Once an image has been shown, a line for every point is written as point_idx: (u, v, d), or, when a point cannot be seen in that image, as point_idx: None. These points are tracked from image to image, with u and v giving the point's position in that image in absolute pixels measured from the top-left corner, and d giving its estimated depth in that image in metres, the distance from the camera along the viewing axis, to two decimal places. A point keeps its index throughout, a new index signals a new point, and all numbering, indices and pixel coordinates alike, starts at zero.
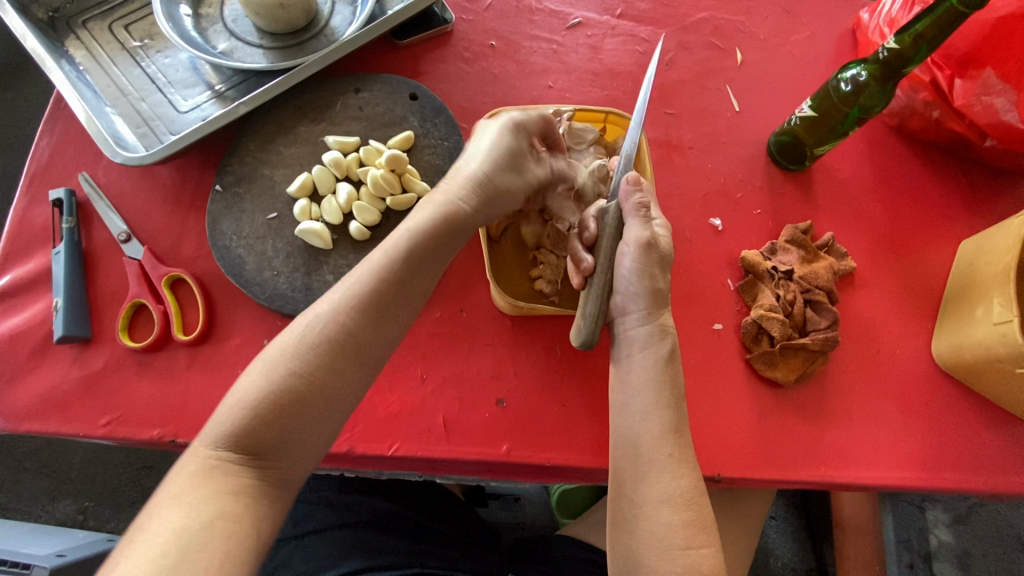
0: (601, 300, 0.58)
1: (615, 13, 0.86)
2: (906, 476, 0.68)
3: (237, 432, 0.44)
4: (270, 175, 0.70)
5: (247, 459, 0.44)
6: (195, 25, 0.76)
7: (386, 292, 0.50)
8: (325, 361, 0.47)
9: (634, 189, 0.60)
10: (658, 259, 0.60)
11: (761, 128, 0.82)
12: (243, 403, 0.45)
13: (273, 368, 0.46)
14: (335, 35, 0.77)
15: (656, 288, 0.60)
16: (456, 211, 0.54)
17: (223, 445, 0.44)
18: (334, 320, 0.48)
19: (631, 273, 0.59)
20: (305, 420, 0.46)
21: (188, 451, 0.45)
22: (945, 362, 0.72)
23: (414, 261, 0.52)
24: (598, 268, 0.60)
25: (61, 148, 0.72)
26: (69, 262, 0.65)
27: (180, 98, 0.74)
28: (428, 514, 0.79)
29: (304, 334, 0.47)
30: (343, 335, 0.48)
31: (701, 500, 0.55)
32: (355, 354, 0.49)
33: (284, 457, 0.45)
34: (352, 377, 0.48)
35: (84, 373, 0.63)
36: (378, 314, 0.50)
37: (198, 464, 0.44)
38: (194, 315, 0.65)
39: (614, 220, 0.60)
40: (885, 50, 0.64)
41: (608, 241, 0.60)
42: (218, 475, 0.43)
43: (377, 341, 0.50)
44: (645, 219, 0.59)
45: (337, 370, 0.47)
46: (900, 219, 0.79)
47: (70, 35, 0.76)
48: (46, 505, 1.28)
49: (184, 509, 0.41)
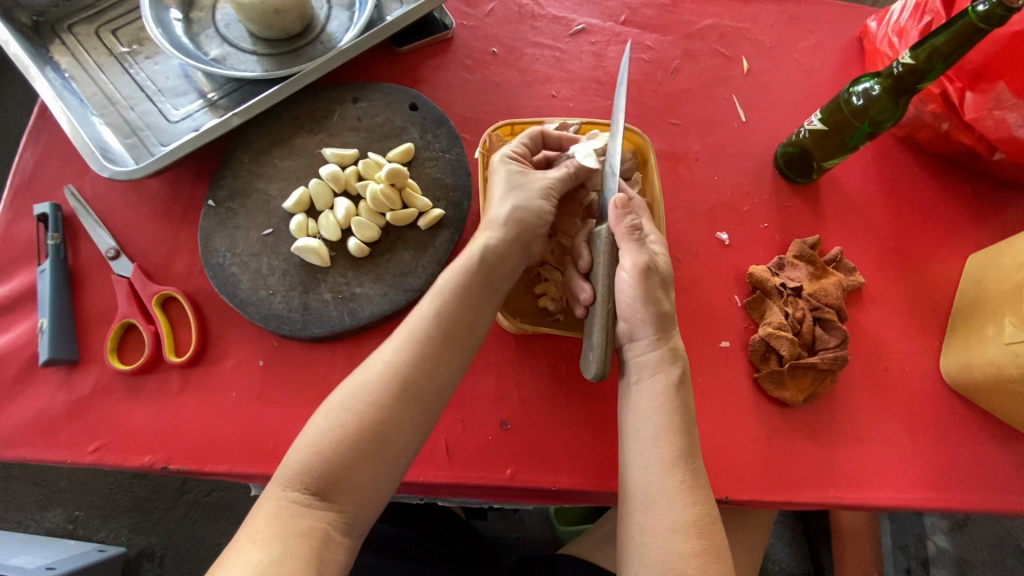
0: (606, 329, 0.57)
1: (619, 19, 0.84)
2: (916, 497, 0.67)
3: (304, 476, 0.49)
4: (266, 189, 0.67)
5: (314, 501, 0.48)
6: (186, 30, 0.73)
7: (434, 343, 0.54)
8: (381, 409, 0.51)
9: (623, 213, 0.58)
10: (659, 281, 0.59)
11: (768, 139, 0.80)
12: (313, 448, 0.49)
13: (337, 416, 0.51)
14: (332, 41, 0.74)
15: (662, 311, 0.59)
16: (488, 263, 0.58)
17: (293, 487, 0.48)
18: (390, 371, 0.53)
19: (633, 299, 0.58)
20: (365, 466, 0.50)
21: (263, 494, 0.49)
22: (953, 380, 0.70)
23: (458, 313, 0.56)
24: (598, 296, 0.58)
25: (47, 159, 0.69)
26: (56, 280, 0.63)
27: (170, 107, 0.71)
28: (428, 535, 0.78)
29: (363, 385, 0.52)
30: (398, 384, 0.52)
31: (714, 528, 0.54)
32: (409, 402, 0.52)
33: (347, 501, 0.49)
34: (407, 425, 0.52)
35: (72, 396, 0.61)
36: (429, 364, 0.54)
37: (270, 506, 0.48)
38: (187, 335, 0.63)
39: (606, 245, 0.59)
40: (899, 64, 0.62)
41: (605, 267, 0.58)
42: (286, 516, 0.47)
43: (430, 391, 0.53)
44: (639, 243, 0.59)
45: (393, 418, 0.51)
46: (909, 232, 0.77)
47: (55, 40, 0.73)
48: (35, 514, 1.25)
49: (260, 545, 0.45)
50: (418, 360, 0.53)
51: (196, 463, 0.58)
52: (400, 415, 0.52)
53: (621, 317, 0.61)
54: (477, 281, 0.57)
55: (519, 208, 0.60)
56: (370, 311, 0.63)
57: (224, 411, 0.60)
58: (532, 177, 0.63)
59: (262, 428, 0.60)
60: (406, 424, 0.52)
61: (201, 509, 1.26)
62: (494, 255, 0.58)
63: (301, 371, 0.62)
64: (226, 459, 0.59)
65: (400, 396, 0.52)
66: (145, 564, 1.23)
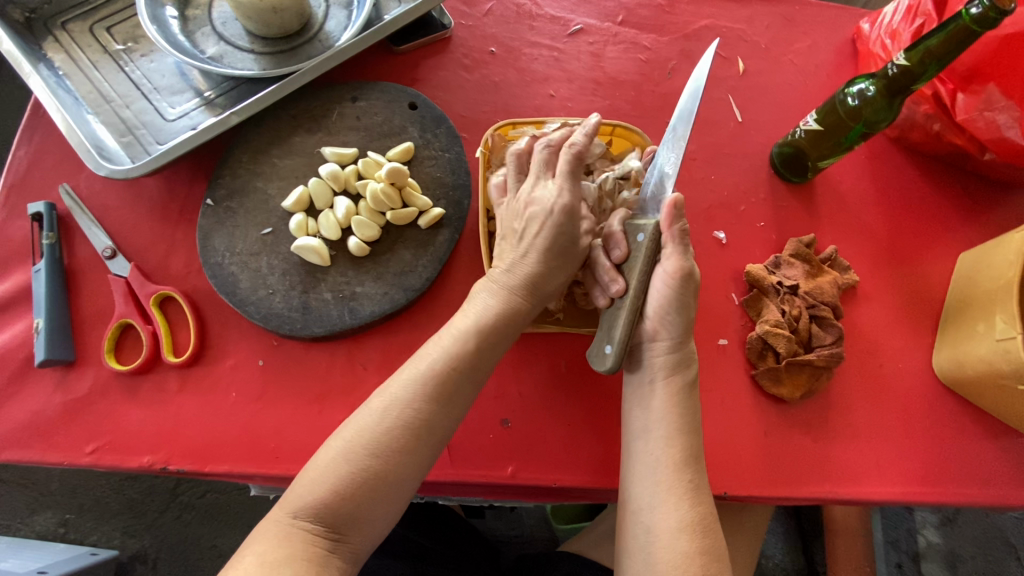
0: (631, 327, 0.57)
1: (617, 20, 0.84)
2: (909, 491, 0.68)
3: (316, 507, 0.48)
4: (265, 188, 0.67)
5: (324, 533, 0.48)
6: (182, 28, 0.72)
7: (453, 378, 0.54)
8: (401, 442, 0.51)
9: (677, 215, 0.55)
10: (694, 288, 0.59)
11: (764, 139, 0.81)
12: (326, 480, 0.49)
13: (350, 449, 0.50)
14: (329, 40, 0.74)
15: (689, 317, 0.59)
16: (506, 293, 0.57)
17: (304, 515, 0.48)
18: (408, 407, 0.52)
19: (666, 301, 0.58)
20: (376, 499, 0.50)
21: (268, 521, 0.49)
22: (946, 376, 0.71)
23: (475, 351, 0.55)
24: (630, 291, 0.57)
25: (40, 158, 0.68)
26: (51, 279, 0.62)
27: (167, 105, 0.70)
28: (430, 534, 0.79)
29: (380, 419, 0.51)
30: (416, 419, 0.52)
31: (723, 540, 0.55)
32: (426, 438, 0.52)
33: (356, 531, 0.49)
34: (421, 459, 0.52)
35: (68, 397, 0.60)
36: (446, 400, 0.53)
37: (277, 532, 0.47)
38: (185, 335, 0.63)
39: (651, 242, 0.57)
40: (893, 66, 0.63)
41: (644, 261, 0.57)
42: (296, 546, 0.47)
43: (444, 424, 0.53)
44: (685, 247, 0.57)
45: (409, 452, 0.51)
46: (902, 231, 0.79)
47: (48, 37, 0.72)
48: (25, 517, 1.23)
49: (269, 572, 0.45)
50: (438, 395, 0.53)
51: (195, 464, 0.58)
52: (415, 452, 0.52)
53: (646, 315, 0.60)
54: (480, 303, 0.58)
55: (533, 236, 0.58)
56: (370, 311, 0.63)
57: (223, 411, 0.60)
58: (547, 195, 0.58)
59: (262, 428, 0.60)
60: (421, 461, 0.52)
61: (194, 511, 1.25)
62: (514, 285, 0.58)
63: (300, 370, 0.62)
64: (225, 459, 0.58)
65: (418, 433, 0.52)
66: (138, 567, 1.22)
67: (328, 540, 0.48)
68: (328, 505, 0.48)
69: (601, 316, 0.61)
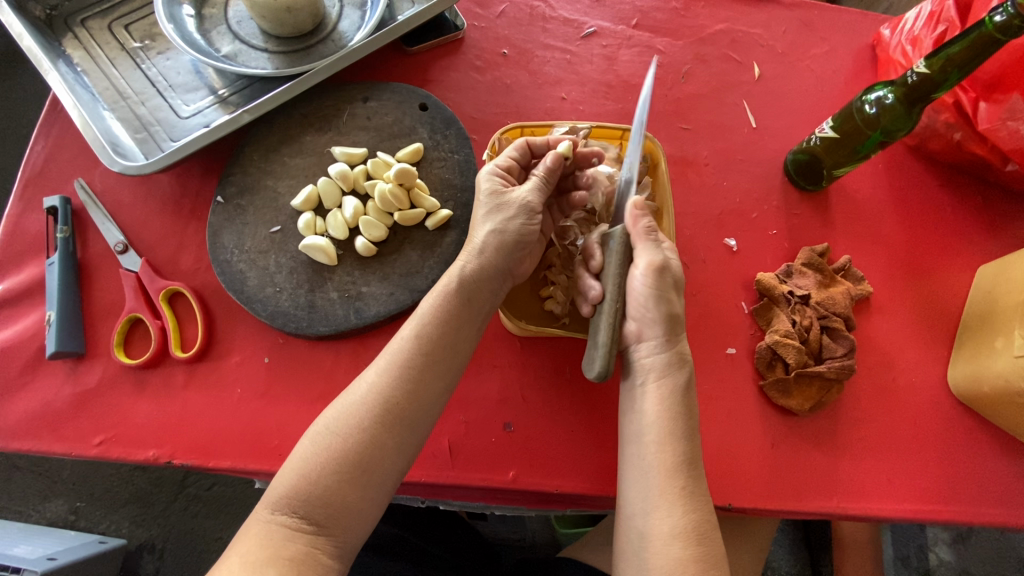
0: (613, 329, 0.55)
1: (631, 23, 0.84)
2: (920, 508, 0.66)
3: (292, 499, 0.49)
4: (274, 186, 0.67)
5: (304, 525, 0.48)
6: (198, 27, 0.73)
7: (418, 365, 0.54)
8: (373, 430, 0.51)
9: (641, 213, 0.57)
10: (672, 282, 0.58)
11: (779, 146, 0.80)
12: (300, 470, 0.50)
13: (320, 440, 0.51)
14: (342, 40, 0.74)
15: (672, 313, 0.58)
16: (465, 285, 0.57)
17: (282, 509, 0.48)
18: (372, 393, 0.53)
19: (646, 299, 0.57)
20: (352, 488, 0.50)
21: (249, 521, 0.49)
22: (961, 392, 0.70)
23: (437, 336, 0.56)
24: (607, 295, 0.56)
25: (57, 153, 0.69)
26: (64, 273, 0.63)
27: (181, 102, 0.71)
28: (430, 538, 0.78)
29: (348, 406, 0.53)
30: (382, 404, 0.52)
31: (713, 535, 0.53)
32: (396, 425, 0.52)
33: (337, 525, 0.49)
34: (392, 446, 0.52)
35: (78, 389, 0.61)
36: (414, 387, 0.54)
37: (257, 530, 0.48)
38: (193, 330, 0.63)
39: (621, 244, 0.57)
40: (914, 73, 0.62)
41: (617, 265, 0.56)
42: (274, 540, 0.47)
43: (416, 410, 0.53)
44: (656, 243, 0.57)
45: (378, 439, 0.51)
46: (919, 242, 0.77)
47: (68, 34, 0.74)
48: (37, 504, 1.26)
49: (249, 567, 0.45)
50: (406, 380, 0.54)
51: (199, 459, 0.59)
52: (385, 439, 0.52)
53: (631, 317, 0.60)
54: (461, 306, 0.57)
55: (500, 233, 0.59)
56: (375, 311, 0.63)
57: (228, 407, 0.60)
58: (511, 194, 0.60)
59: (267, 425, 0.60)
60: (392, 448, 0.52)
61: (202, 503, 1.27)
62: (475, 279, 0.57)
63: (305, 369, 0.62)
64: (229, 455, 0.59)
65: (385, 418, 0.52)
66: (145, 557, 1.24)
67: (308, 532, 0.48)
68: (305, 497, 0.49)
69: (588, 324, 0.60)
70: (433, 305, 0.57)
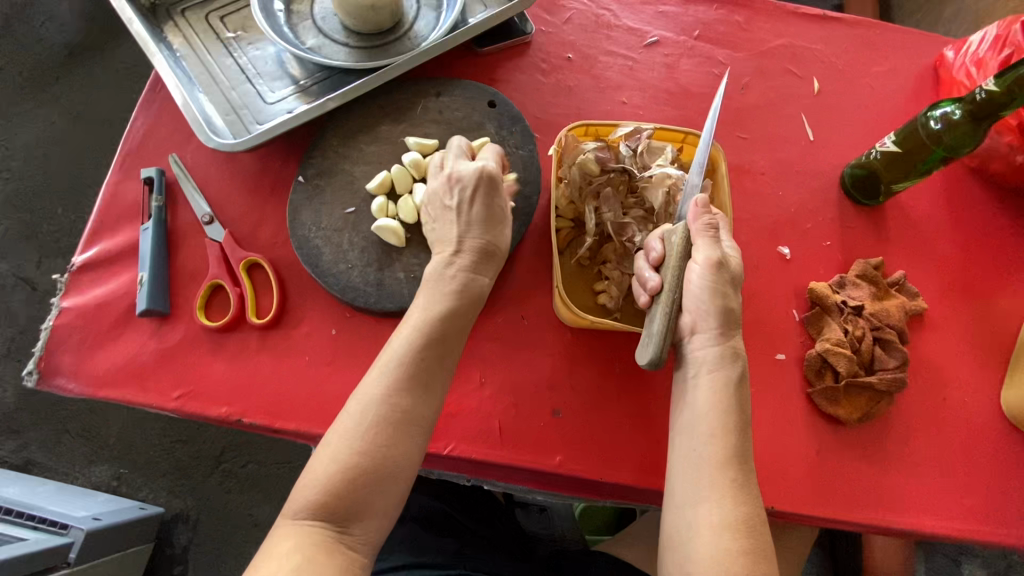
0: (668, 318, 0.57)
1: (693, 34, 0.86)
2: (967, 528, 0.66)
3: (313, 506, 0.50)
4: (350, 171, 0.72)
5: (328, 527, 0.50)
6: (287, 21, 0.79)
7: (422, 369, 0.56)
8: (383, 436, 0.53)
9: (702, 211, 0.61)
10: (729, 279, 0.60)
11: (836, 160, 0.81)
12: (317, 480, 0.51)
13: (336, 449, 0.52)
14: (419, 39, 0.79)
15: (729, 308, 0.59)
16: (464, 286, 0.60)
17: (303, 516, 0.50)
18: (378, 402, 0.53)
19: (703, 291, 0.59)
20: (374, 491, 0.52)
21: (277, 527, 0.51)
22: (1014, 414, 0.69)
23: (441, 338, 0.57)
24: (665, 286, 0.58)
25: (153, 129, 0.75)
26: (156, 238, 0.68)
27: (268, 89, 0.76)
28: (472, 517, 0.80)
29: (356, 415, 0.53)
30: (391, 409, 0.53)
31: (762, 529, 0.54)
32: (407, 425, 0.54)
33: (361, 524, 0.51)
34: (406, 447, 0.54)
35: (161, 346, 0.65)
36: (418, 389, 0.55)
37: (286, 534, 0.50)
38: (268, 300, 0.67)
39: (681, 240, 0.59)
40: (982, 91, 0.63)
41: (676, 260, 0.58)
42: (305, 541, 0.49)
43: (420, 410, 0.55)
44: (714, 239, 0.61)
45: (393, 441, 0.53)
46: (977, 263, 0.77)
47: (170, 22, 0.80)
48: (84, 468, 1.32)
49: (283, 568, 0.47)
50: (406, 384, 0.55)
51: (268, 419, 0.62)
52: (397, 441, 0.53)
53: (684, 309, 0.61)
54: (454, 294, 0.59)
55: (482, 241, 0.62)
56: None
57: (297, 373, 0.64)
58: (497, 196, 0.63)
59: (331, 392, 0.63)
60: (406, 447, 0.54)
61: (235, 480, 1.32)
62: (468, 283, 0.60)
63: (369, 343, 0.66)
64: (296, 417, 0.63)
65: (396, 423, 0.53)
66: (180, 526, 1.29)
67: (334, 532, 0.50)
68: (324, 502, 0.50)
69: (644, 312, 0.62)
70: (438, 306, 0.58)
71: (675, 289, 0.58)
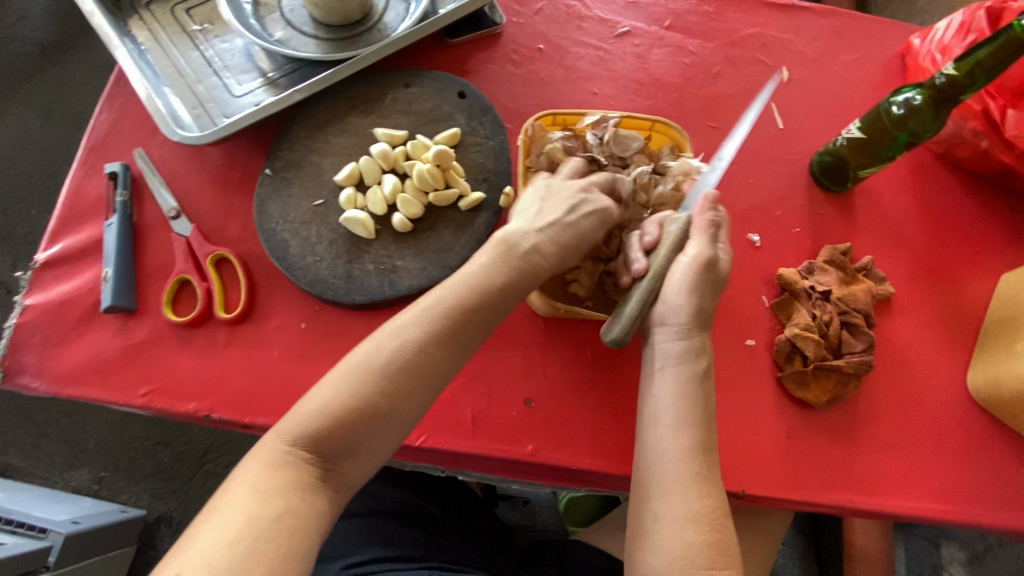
0: (643, 303, 0.59)
1: (664, 24, 0.86)
2: (935, 508, 0.67)
3: (308, 437, 0.48)
4: (319, 163, 0.71)
5: (316, 463, 0.48)
6: (254, 12, 0.78)
7: (452, 327, 0.53)
8: (398, 385, 0.51)
9: (709, 207, 0.62)
10: (713, 280, 0.60)
11: (805, 147, 0.81)
12: (321, 411, 0.49)
13: (350, 386, 0.50)
14: (388, 30, 0.78)
15: (702, 307, 0.60)
16: (525, 263, 0.57)
17: (297, 444, 0.48)
18: (405, 346, 0.51)
19: (683, 287, 0.59)
20: (373, 436, 0.50)
21: (261, 440, 0.49)
22: (979, 395, 0.70)
23: (478, 308, 0.55)
24: (650, 272, 0.60)
25: (118, 123, 0.74)
26: (120, 234, 0.67)
27: (235, 82, 0.76)
28: (445, 508, 0.80)
29: (378, 354, 0.51)
30: (414, 363, 0.51)
31: (725, 520, 0.55)
32: (424, 380, 0.52)
33: (347, 465, 0.50)
34: (416, 401, 0.52)
35: (127, 343, 0.64)
36: (443, 347, 0.53)
37: (268, 453, 0.48)
38: (236, 294, 0.67)
39: (680, 228, 0.61)
40: (942, 75, 0.64)
41: (668, 248, 0.60)
42: (287, 470, 0.47)
43: (441, 367, 0.53)
44: (711, 237, 0.61)
45: (405, 395, 0.51)
46: (943, 248, 0.78)
47: (134, 15, 0.78)
48: (63, 472, 1.31)
49: (256, 499, 0.45)
50: (439, 339, 0.53)
51: (237, 414, 0.62)
52: (411, 393, 0.51)
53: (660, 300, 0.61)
54: (511, 265, 0.56)
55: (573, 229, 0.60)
56: (408, 284, 0.66)
57: (266, 367, 0.64)
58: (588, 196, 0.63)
59: (300, 386, 0.63)
60: (416, 400, 0.52)
61: (219, 481, 1.31)
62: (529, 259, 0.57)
63: (339, 335, 0.65)
64: (265, 411, 0.62)
65: (416, 377, 0.52)
66: (162, 529, 1.28)
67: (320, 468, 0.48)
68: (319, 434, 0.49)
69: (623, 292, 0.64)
70: (489, 270, 0.56)
71: (659, 277, 0.60)
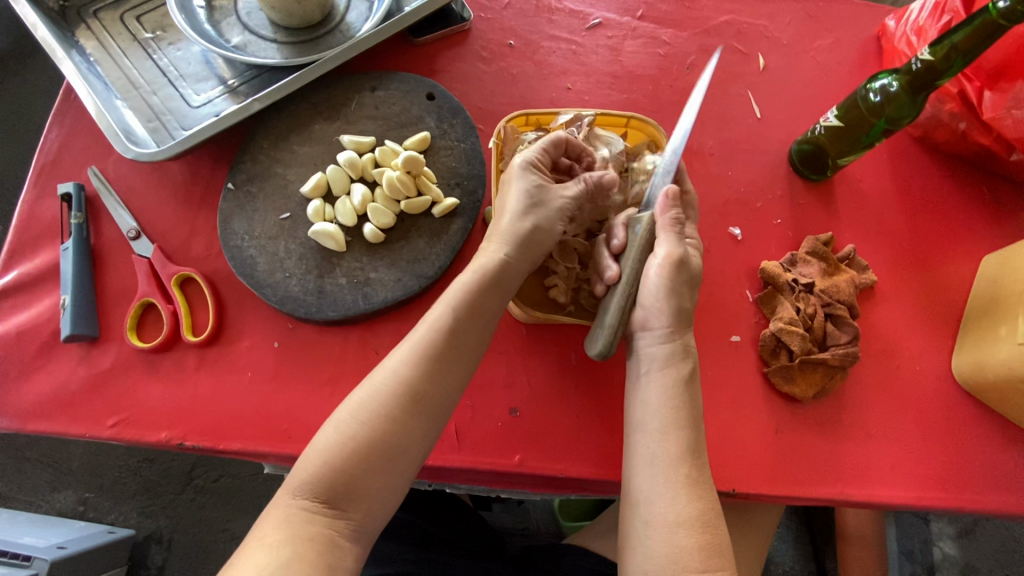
0: (622, 311, 0.57)
1: (636, 14, 0.84)
2: (925, 495, 0.67)
3: (313, 485, 0.49)
4: (284, 174, 0.68)
5: (324, 509, 0.49)
6: (208, 17, 0.74)
7: (443, 355, 0.55)
8: (393, 413, 0.52)
9: (671, 204, 0.59)
10: (688, 278, 0.59)
11: (783, 136, 0.80)
12: (324, 452, 0.50)
13: (346, 422, 0.51)
14: (351, 31, 0.75)
15: (682, 307, 0.59)
16: (494, 275, 0.58)
17: (303, 494, 0.49)
18: (398, 380, 0.53)
19: (660, 290, 0.59)
20: (377, 472, 0.51)
21: (272, 503, 0.49)
22: (964, 379, 0.70)
23: (462, 330, 0.57)
24: (623, 277, 0.59)
25: (70, 140, 0.70)
26: (78, 258, 0.64)
27: (192, 92, 0.72)
28: (436, 521, 0.79)
29: (372, 390, 0.53)
30: (408, 393, 0.53)
31: (719, 524, 0.53)
32: (419, 409, 0.53)
33: (359, 509, 0.50)
34: (419, 431, 0.53)
35: (92, 372, 0.62)
36: (435, 373, 0.55)
37: (279, 512, 0.48)
38: (204, 315, 0.64)
39: (646, 231, 0.59)
40: (918, 60, 0.62)
41: (637, 252, 0.58)
42: (296, 526, 0.47)
43: (437, 395, 0.54)
44: (679, 235, 0.59)
45: (407, 423, 0.52)
46: (924, 232, 0.77)
47: (81, 25, 0.75)
48: (47, 495, 1.27)
49: (268, 550, 0.45)
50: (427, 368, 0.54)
51: (211, 440, 0.60)
52: (412, 423, 0.53)
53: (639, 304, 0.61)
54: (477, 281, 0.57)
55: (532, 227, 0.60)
56: (383, 297, 0.64)
57: (239, 390, 0.61)
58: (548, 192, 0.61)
59: (276, 408, 0.61)
60: (419, 430, 0.53)
61: (209, 496, 1.28)
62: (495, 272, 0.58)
63: (314, 353, 0.63)
64: (239, 437, 0.60)
65: (412, 405, 0.53)
66: (153, 547, 1.25)
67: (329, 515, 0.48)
68: (325, 480, 0.49)
69: (601, 301, 0.62)
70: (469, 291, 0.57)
71: (633, 282, 0.58)
